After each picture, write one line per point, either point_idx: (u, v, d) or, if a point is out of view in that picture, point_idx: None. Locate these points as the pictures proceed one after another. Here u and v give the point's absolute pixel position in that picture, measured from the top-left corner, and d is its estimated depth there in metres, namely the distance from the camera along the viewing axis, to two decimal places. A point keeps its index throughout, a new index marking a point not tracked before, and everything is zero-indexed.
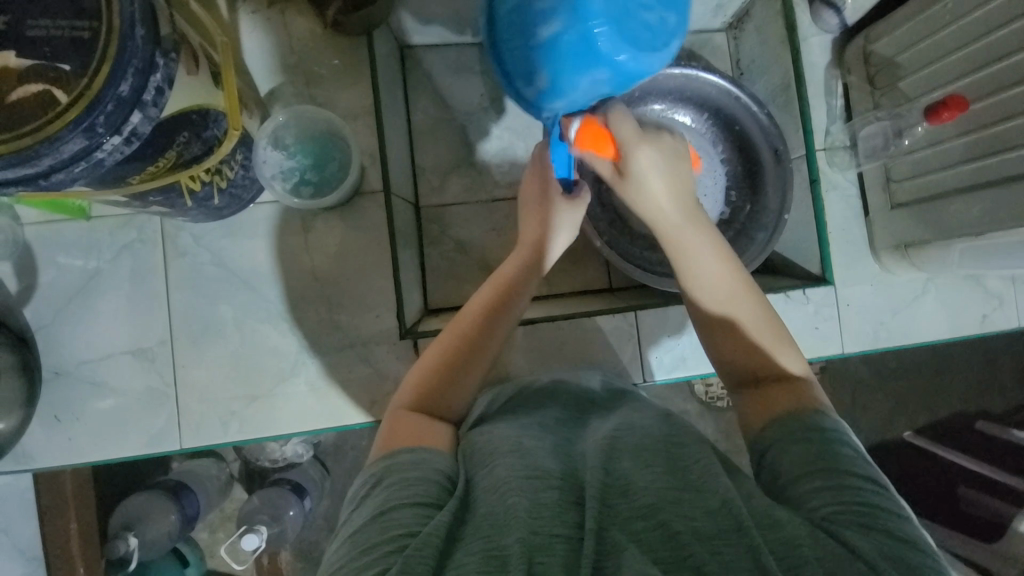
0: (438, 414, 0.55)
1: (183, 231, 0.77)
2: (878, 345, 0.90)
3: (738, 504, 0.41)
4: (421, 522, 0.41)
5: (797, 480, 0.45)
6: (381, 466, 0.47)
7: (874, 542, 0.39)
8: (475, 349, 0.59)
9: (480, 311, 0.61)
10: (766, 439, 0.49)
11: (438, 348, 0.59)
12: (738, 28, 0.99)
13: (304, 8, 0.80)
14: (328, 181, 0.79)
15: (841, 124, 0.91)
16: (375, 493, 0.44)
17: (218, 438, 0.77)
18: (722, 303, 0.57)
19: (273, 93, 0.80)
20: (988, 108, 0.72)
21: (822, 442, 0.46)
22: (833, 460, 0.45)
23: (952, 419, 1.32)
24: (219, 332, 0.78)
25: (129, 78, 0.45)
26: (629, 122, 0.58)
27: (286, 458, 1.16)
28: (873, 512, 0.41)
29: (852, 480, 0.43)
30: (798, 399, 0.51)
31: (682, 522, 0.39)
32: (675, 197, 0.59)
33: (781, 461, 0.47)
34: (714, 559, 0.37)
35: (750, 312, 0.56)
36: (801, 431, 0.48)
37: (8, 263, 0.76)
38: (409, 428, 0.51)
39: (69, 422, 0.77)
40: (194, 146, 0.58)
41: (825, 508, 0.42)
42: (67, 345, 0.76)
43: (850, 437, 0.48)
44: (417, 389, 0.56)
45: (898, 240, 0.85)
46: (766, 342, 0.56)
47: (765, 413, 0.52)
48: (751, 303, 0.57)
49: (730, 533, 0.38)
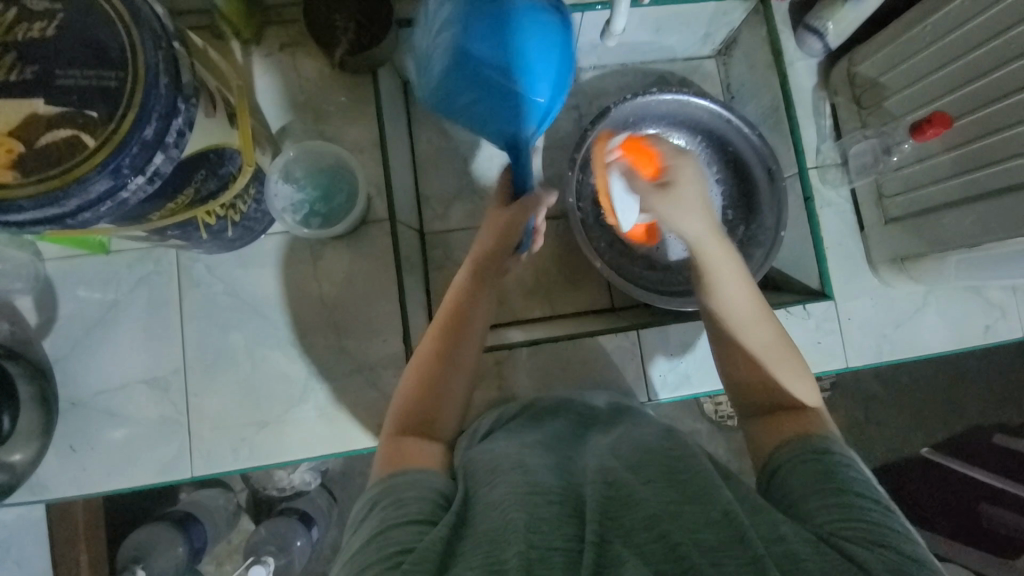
0: (428, 434, 0.56)
1: (197, 262, 0.80)
2: (882, 358, 0.90)
3: (740, 516, 0.41)
4: (416, 538, 0.41)
5: (805, 496, 0.46)
6: (381, 487, 0.48)
7: (880, 557, 0.39)
8: (448, 368, 0.60)
9: (449, 323, 0.63)
10: (776, 460, 0.51)
11: (418, 366, 0.61)
12: (727, 55, 1.04)
13: (313, 50, 0.84)
14: (336, 211, 0.82)
15: (831, 142, 0.94)
16: (373, 514, 0.45)
17: (228, 465, 0.79)
18: (742, 336, 0.60)
19: (283, 129, 0.84)
20: (972, 123, 0.74)
21: (831, 465, 0.47)
22: (841, 481, 0.46)
23: (967, 433, 1.30)
24: (231, 360, 0.80)
25: (153, 122, 0.48)
26: (669, 145, 0.70)
27: (294, 487, 1.16)
28: (881, 531, 0.41)
29: (860, 500, 0.44)
30: (806, 423, 0.53)
31: (682, 533, 0.40)
32: (709, 219, 0.65)
33: (790, 481, 0.48)
34: (715, 569, 0.37)
35: (759, 336, 0.60)
36: (809, 452, 0.49)
37: (30, 297, 0.79)
38: (404, 448, 0.52)
39: (84, 452, 0.78)
40: (211, 183, 0.61)
41: (831, 522, 0.42)
42: (84, 376, 0.78)
43: (862, 465, 0.49)
44: (407, 410, 0.57)
45: (894, 253, 0.86)
46: (796, 376, 0.58)
47: (777, 435, 0.53)
48: (766, 331, 0.60)
49: (731, 545, 0.39)
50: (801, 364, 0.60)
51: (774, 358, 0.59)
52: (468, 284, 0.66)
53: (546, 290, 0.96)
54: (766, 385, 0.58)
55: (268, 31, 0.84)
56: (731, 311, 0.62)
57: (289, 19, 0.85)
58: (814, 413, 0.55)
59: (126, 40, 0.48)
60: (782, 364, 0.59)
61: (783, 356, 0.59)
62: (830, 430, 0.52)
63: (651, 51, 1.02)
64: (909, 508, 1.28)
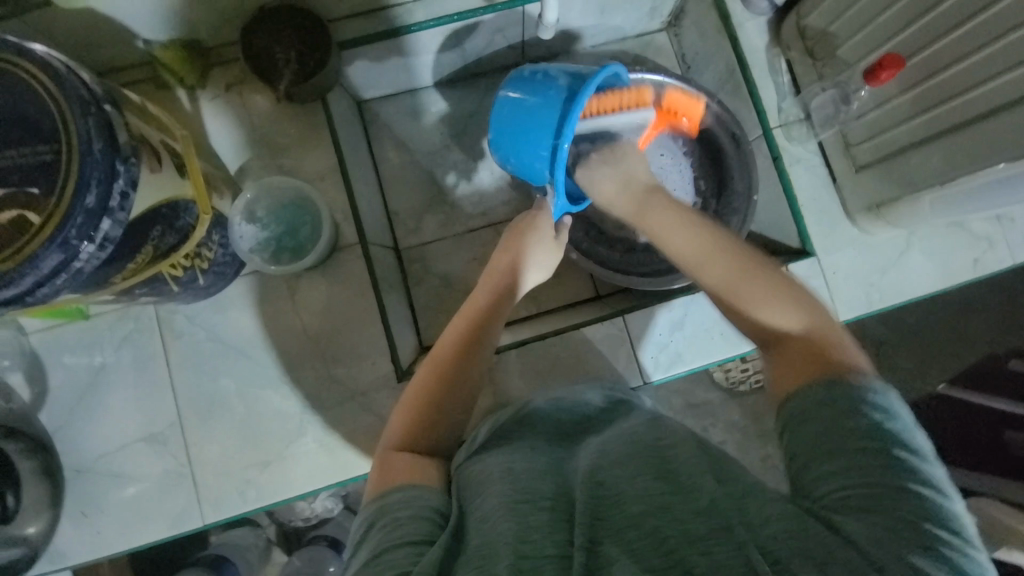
0: (428, 450, 0.55)
1: (176, 314, 0.81)
2: (873, 306, 0.90)
3: (726, 502, 0.42)
4: (412, 561, 0.41)
5: (809, 455, 0.43)
6: (374, 507, 0.47)
7: (872, 532, 0.38)
8: (452, 391, 0.59)
9: (450, 358, 0.61)
10: (783, 408, 0.48)
11: (418, 385, 0.60)
12: (677, 25, 1.03)
13: (258, 86, 0.84)
14: (305, 244, 0.82)
15: (792, 98, 0.93)
16: (369, 537, 0.45)
17: (239, 508, 0.80)
18: (709, 275, 0.60)
19: (242, 169, 0.84)
20: (926, 59, 0.73)
21: (836, 416, 0.44)
22: (849, 438, 0.42)
23: (981, 364, 1.29)
24: (225, 404, 0.80)
25: (93, 189, 0.48)
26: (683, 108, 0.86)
27: (317, 515, 1.17)
28: (880, 494, 0.39)
29: (868, 463, 0.41)
30: (803, 352, 0.50)
31: (673, 527, 0.40)
32: (709, 247, 0.61)
33: (794, 434, 0.45)
34: (707, 559, 0.37)
35: (714, 268, 0.60)
36: (817, 404, 0.45)
37: (19, 372, 0.80)
38: (399, 464, 0.51)
39: (95, 516, 0.79)
40: (169, 237, 0.62)
41: (829, 495, 0.41)
42: (82, 442, 0.79)
43: (880, 402, 0.44)
44: (406, 428, 0.57)
45: (870, 200, 0.85)
46: (781, 300, 0.55)
47: (781, 379, 0.50)
48: (721, 259, 0.60)
49: (719, 532, 0.39)
50: (788, 288, 0.56)
51: (666, 228, 0.65)
52: (460, 331, 0.64)
53: (529, 288, 0.96)
54: (756, 323, 0.55)
55: (211, 73, 0.84)
56: (684, 256, 0.63)
57: (231, 58, 0.84)
58: (816, 345, 0.51)
59: (56, 114, 0.48)
60: (763, 290, 0.56)
61: (761, 278, 0.57)
62: (840, 361, 0.48)
63: (600, 33, 1.01)
64: None
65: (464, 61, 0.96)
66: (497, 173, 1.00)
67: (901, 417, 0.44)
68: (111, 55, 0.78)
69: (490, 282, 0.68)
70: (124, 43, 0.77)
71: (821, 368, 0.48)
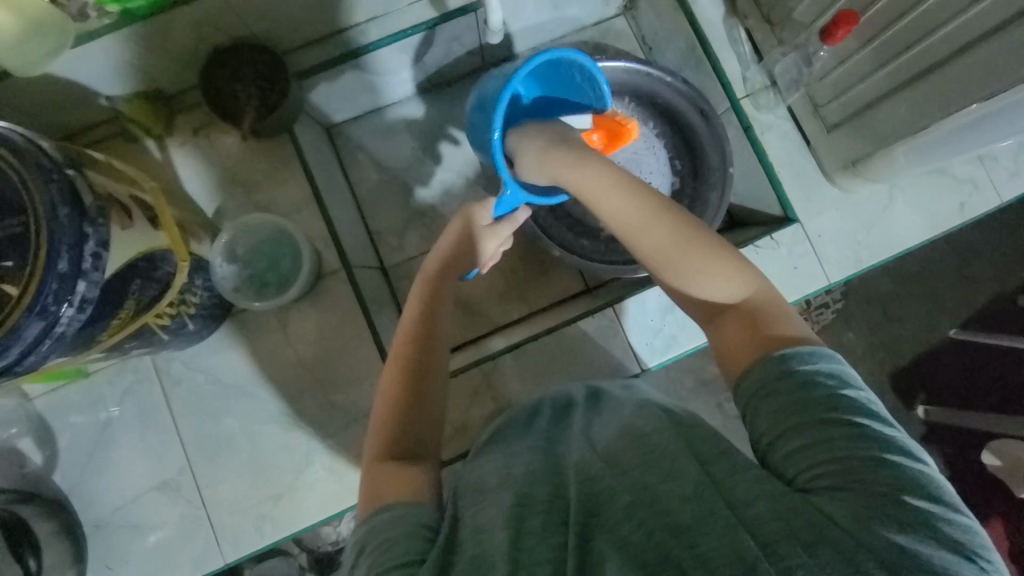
0: (411, 459, 0.55)
1: (173, 360, 0.82)
2: (863, 265, 0.88)
3: (712, 487, 0.42)
4: None
5: (778, 437, 0.44)
6: (366, 528, 0.47)
7: (852, 504, 0.39)
8: (420, 392, 0.60)
9: (417, 347, 0.63)
10: (742, 396, 0.47)
11: (388, 395, 0.60)
12: (632, 9, 1.02)
13: (225, 126, 0.85)
14: (289, 276, 0.83)
15: (755, 66, 0.91)
16: (363, 558, 0.45)
17: (258, 542, 0.81)
18: (649, 237, 0.56)
19: (218, 210, 0.85)
20: (882, 11, 0.73)
21: (796, 392, 0.44)
22: (810, 414, 0.43)
23: (992, 305, 1.27)
24: (231, 443, 0.81)
25: (64, 254, 0.49)
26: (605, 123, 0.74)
27: (344, 537, 1.18)
28: (848, 468, 0.40)
29: (835, 435, 0.41)
30: (751, 329, 0.51)
31: (659, 519, 0.41)
32: (637, 188, 0.57)
33: (756, 420, 0.45)
34: (694, 552, 0.38)
35: (652, 230, 0.56)
36: (773, 385, 0.45)
37: (29, 438, 0.81)
38: (388, 480, 0.51)
39: (121, 568, 0.80)
40: (149, 289, 0.63)
41: (806, 473, 0.41)
42: (97, 498, 0.80)
43: (830, 377, 0.45)
44: (386, 436, 0.57)
45: (846, 159, 0.84)
46: (723, 277, 0.54)
47: (731, 353, 0.51)
48: (662, 216, 0.56)
49: (706, 518, 0.40)
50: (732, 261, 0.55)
51: (591, 188, 0.58)
52: (420, 325, 0.64)
53: (519, 289, 0.99)
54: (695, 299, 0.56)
55: (177, 120, 0.85)
56: (623, 218, 0.57)
57: (193, 102, 0.85)
58: (752, 315, 0.52)
59: (20, 186, 0.49)
60: (705, 253, 0.55)
61: (701, 241, 0.55)
62: (786, 337, 0.49)
63: (557, 26, 1.00)
64: (951, 395, 1.25)
65: (425, 73, 0.96)
66: (474, 180, 1.01)
67: (853, 386, 0.44)
68: (76, 114, 0.79)
69: (438, 253, 0.72)
70: (87, 102, 0.77)
71: (769, 341, 0.49)
